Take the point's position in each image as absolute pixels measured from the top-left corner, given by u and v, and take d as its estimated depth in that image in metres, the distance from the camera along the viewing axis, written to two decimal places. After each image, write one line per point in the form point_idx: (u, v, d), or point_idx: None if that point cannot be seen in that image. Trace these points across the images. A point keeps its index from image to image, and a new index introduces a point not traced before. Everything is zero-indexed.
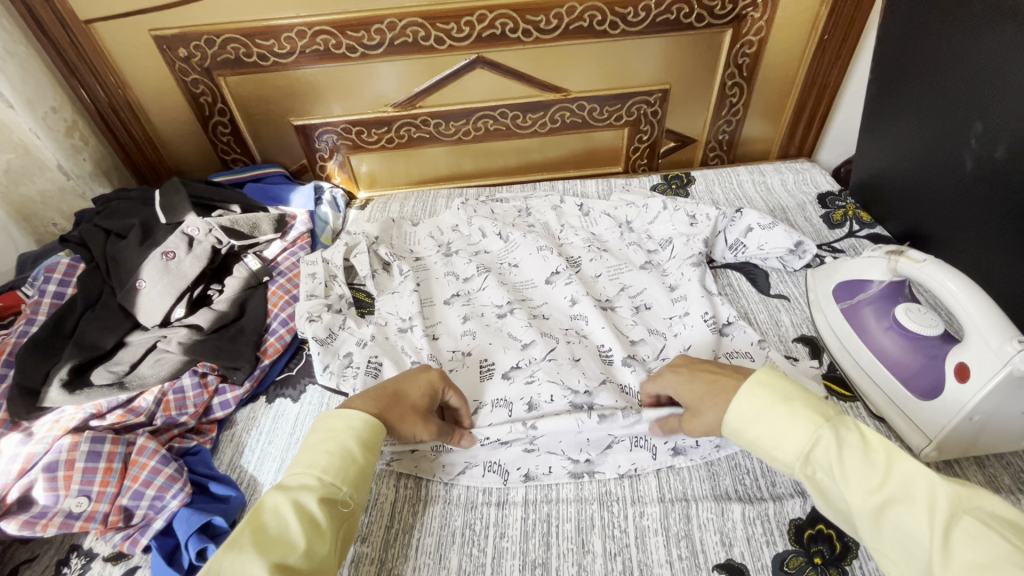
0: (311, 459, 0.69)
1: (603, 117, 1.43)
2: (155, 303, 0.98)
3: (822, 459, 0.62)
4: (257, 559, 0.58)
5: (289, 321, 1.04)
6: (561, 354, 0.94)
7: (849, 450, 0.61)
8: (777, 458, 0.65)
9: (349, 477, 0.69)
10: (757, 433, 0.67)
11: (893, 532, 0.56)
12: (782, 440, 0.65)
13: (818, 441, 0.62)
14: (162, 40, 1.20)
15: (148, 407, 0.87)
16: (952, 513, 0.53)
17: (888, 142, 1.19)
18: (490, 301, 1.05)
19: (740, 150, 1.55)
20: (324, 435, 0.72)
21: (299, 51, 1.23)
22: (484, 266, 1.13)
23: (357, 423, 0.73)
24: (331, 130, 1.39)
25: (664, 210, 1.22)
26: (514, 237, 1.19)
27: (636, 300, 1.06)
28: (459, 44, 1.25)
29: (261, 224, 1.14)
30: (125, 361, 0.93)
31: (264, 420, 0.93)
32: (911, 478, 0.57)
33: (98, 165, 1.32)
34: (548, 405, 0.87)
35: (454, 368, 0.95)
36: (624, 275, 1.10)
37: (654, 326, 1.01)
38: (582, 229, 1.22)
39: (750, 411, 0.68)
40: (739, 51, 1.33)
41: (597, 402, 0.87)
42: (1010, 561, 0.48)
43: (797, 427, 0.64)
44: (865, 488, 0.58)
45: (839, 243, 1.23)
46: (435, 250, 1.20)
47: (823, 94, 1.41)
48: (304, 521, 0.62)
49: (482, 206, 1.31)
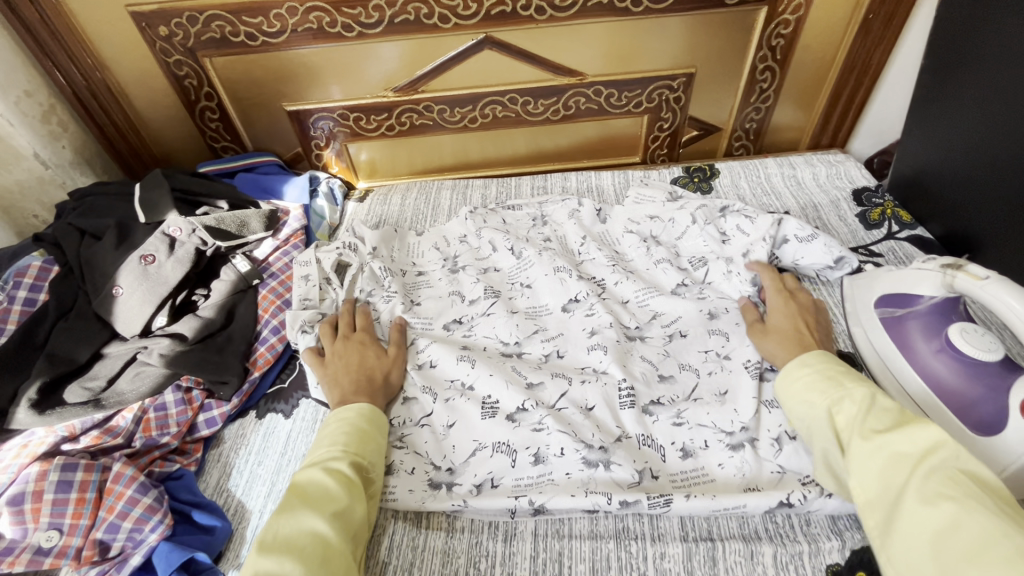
0: (333, 438, 0.77)
1: (621, 103, 1.31)
2: (133, 312, 0.89)
3: (849, 405, 0.68)
4: (314, 515, 0.66)
5: (281, 329, 0.97)
6: (572, 399, 0.87)
7: (878, 408, 0.65)
8: (811, 398, 0.73)
9: (367, 450, 0.77)
10: (803, 376, 0.76)
11: (881, 467, 0.59)
12: (822, 386, 0.73)
13: (853, 392, 0.69)
14: (140, 17, 1.10)
15: (127, 427, 0.80)
16: (940, 464, 0.56)
17: (942, 133, 1.08)
18: (493, 336, 0.98)
19: (769, 139, 1.43)
20: (335, 425, 0.79)
21: (290, 30, 1.13)
22: (492, 289, 1.05)
23: (365, 409, 0.81)
24: (327, 116, 1.29)
25: (696, 224, 1.10)
26: (528, 255, 1.10)
27: (669, 329, 0.97)
28: (465, 22, 1.14)
29: (250, 222, 1.05)
30: (101, 376, 0.85)
31: (254, 439, 0.87)
32: (920, 432, 0.60)
33: (78, 154, 1.22)
34: (557, 459, 0.81)
35: (451, 398, 0.89)
36: (655, 299, 1.01)
37: (685, 360, 0.93)
38: (603, 244, 1.12)
39: (807, 364, 0.77)
40: (774, 31, 1.21)
41: (613, 462, 0.80)
42: (976, 501, 0.51)
43: (845, 380, 0.71)
44: (871, 431, 0.63)
45: (877, 246, 1.13)
46: (444, 264, 1.13)
47: (862, 79, 1.29)
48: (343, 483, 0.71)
49: (491, 214, 1.22)
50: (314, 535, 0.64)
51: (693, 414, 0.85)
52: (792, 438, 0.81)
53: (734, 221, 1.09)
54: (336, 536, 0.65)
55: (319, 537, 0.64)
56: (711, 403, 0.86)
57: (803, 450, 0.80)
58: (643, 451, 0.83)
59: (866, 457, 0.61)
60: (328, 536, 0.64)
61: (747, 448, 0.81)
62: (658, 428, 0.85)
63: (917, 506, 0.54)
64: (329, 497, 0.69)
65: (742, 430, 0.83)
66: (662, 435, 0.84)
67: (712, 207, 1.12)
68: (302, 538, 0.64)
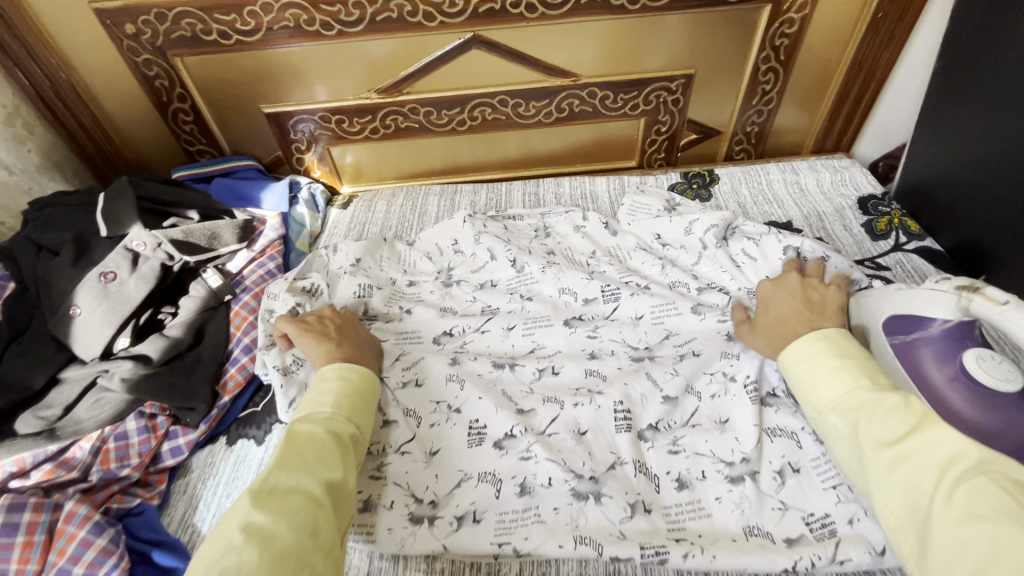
0: (336, 403, 0.74)
1: (617, 105, 1.25)
2: (92, 334, 0.83)
3: (851, 409, 0.63)
4: (309, 478, 0.63)
5: (252, 348, 0.92)
6: (564, 424, 0.81)
7: (882, 410, 0.60)
8: (812, 401, 0.68)
9: (358, 415, 0.75)
10: (797, 373, 0.70)
11: (903, 484, 0.55)
12: (816, 384, 0.68)
13: (854, 394, 0.64)
14: (105, 14, 1.03)
15: (84, 460, 0.75)
16: (964, 474, 0.51)
17: (956, 137, 1.02)
18: (487, 350, 0.94)
19: (771, 143, 1.38)
20: (332, 385, 0.77)
21: (266, 28, 1.06)
22: (490, 306, 1.01)
23: (363, 370, 0.80)
24: (308, 118, 1.22)
25: (708, 247, 1.03)
26: (530, 269, 1.04)
27: (682, 349, 0.91)
28: (452, 20, 1.08)
29: (221, 233, 0.99)
30: (57, 404, 0.80)
31: (223, 468, 0.82)
32: (937, 439, 0.55)
33: (45, 158, 1.15)
34: (544, 489, 0.76)
35: (436, 423, 0.84)
36: (669, 318, 0.96)
37: (692, 382, 0.87)
38: (614, 260, 1.07)
39: (798, 358, 0.71)
40: (778, 31, 1.15)
41: (603, 495, 0.75)
42: (1011, 517, 0.47)
43: (839, 379, 0.66)
44: (882, 441, 0.58)
45: (884, 258, 1.08)
46: (433, 275, 1.08)
47: (869, 81, 1.24)
48: (337, 445, 0.69)
49: (492, 220, 1.15)
50: (307, 497, 0.61)
51: (690, 442, 0.80)
52: (795, 471, 0.76)
53: (740, 245, 1.03)
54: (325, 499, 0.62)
55: (313, 499, 0.61)
56: (709, 431, 0.81)
57: (806, 485, 0.75)
58: (637, 481, 0.77)
59: (885, 472, 0.56)
60: (319, 498, 0.62)
61: (747, 482, 0.76)
62: (655, 457, 0.79)
63: (948, 529, 0.49)
64: (324, 460, 0.66)
65: (742, 461, 0.78)
66: (657, 464, 0.79)
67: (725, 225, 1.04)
68: (296, 497, 0.60)
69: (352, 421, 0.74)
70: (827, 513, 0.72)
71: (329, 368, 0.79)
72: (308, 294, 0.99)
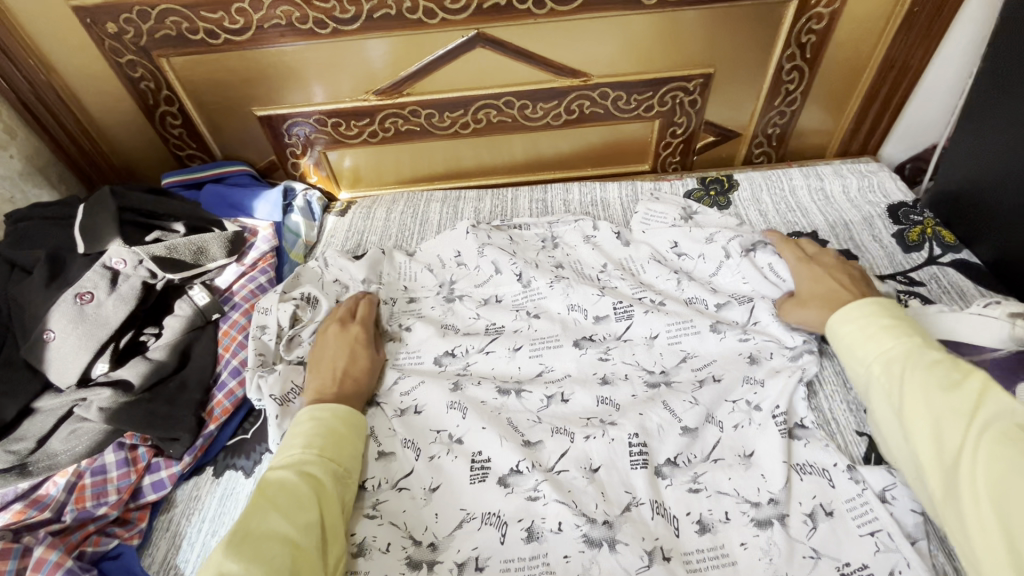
0: (307, 441, 0.71)
1: (631, 107, 1.18)
2: (68, 361, 0.78)
3: (898, 364, 0.63)
4: (284, 523, 0.61)
5: (241, 371, 0.86)
6: (574, 460, 0.75)
7: (927, 364, 0.61)
8: (861, 360, 0.68)
9: (340, 451, 0.72)
10: (847, 331, 0.71)
11: (933, 427, 0.57)
12: (871, 341, 0.67)
13: (907, 350, 0.64)
14: (84, 12, 0.97)
15: (57, 498, 0.70)
16: (999, 422, 0.52)
17: (1007, 145, 0.92)
18: (491, 373, 0.88)
19: (792, 145, 1.30)
20: (307, 424, 0.74)
21: (256, 26, 1.00)
22: (494, 323, 0.94)
23: (340, 409, 0.76)
24: (303, 121, 1.16)
25: (732, 256, 0.95)
26: (537, 284, 0.97)
27: (701, 374, 0.85)
28: (454, 17, 1.01)
29: (209, 247, 0.94)
30: (30, 436, 0.74)
31: (209, 503, 0.77)
32: (979, 392, 0.56)
33: (28, 162, 1.08)
34: (554, 535, 0.70)
35: (438, 455, 0.78)
36: (688, 338, 0.88)
37: (713, 411, 0.80)
38: (628, 273, 0.99)
39: (853, 319, 0.71)
40: (805, 26, 1.07)
41: (618, 542, 0.68)
42: None
43: (888, 336, 0.67)
44: (924, 392, 0.59)
45: (917, 273, 1.00)
46: (434, 289, 1.01)
47: (900, 81, 1.16)
48: (312, 486, 0.66)
49: (495, 231, 1.08)
50: (284, 541, 0.60)
51: (712, 480, 0.74)
52: (828, 514, 0.71)
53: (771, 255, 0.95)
54: (304, 542, 0.61)
55: (290, 544, 0.60)
56: (733, 467, 0.75)
57: (840, 530, 0.69)
58: (655, 524, 0.70)
59: (920, 420, 0.58)
60: (296, 541, 0.61)
61: (776, 526, 0.70)
62: (673, 496, 0.73)
63: (978, 471, 0.52)
64: (300, 504, 0.64)
65: (770, 502, 0.71)
66: (676, 504, 0.73)
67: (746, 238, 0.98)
68: (270, 545, 0.59)
69: (333, 459, 0.71)
70: (865, 563, 0.66)
71: (302, 412, 0.75)
72: (304, 303, 0.92)
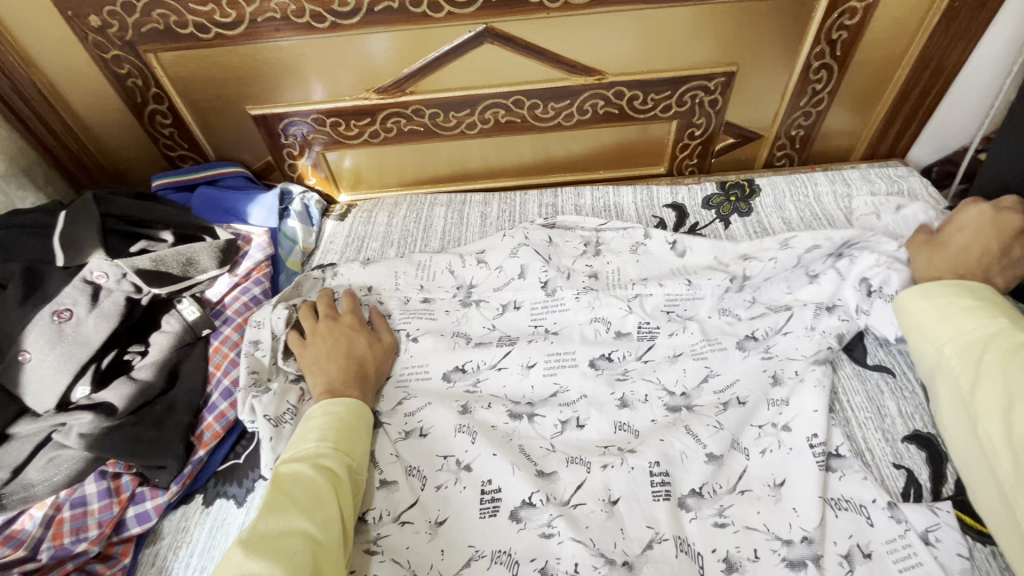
0: (323, 433, 0.67)
1: (647, 106, 1.11)
2: (46, 383, 0.73)
3: (977, 346, 0.65)
4: (304, 520, 0.57)
5: (233, 392, 0.81)
6: (591, 492, 0.70)
7: (1003, 345, 0.63)
8: (934, 340, 0.70)
9: (354, 447, 0.68)
10: (921, 310, 0.73)
11: (1006, 407, 0.58)
12: (948, 321, 0.69)
13: (985, 332, 0.66)
14: (64, 4, 0.91)
15: (32, 535, 0.66)
16: None
17: None
18: (502, 393, 0.82)
19: (817, 147, 1.22)
20: (322, 417, 0.70)
21: (248, 19, 0.93)
22: (507, 335, 0.88)
23: (351, 402, 0.72)
24: (301, 121, 1.10)
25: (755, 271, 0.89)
26: (557, 296, 0.91)
27: (723, 397, 0.79)
28: (461, 11, 0.94)
29: (198, 258, 0.88)
30: (6, 465, 0.69)
31: (197, 535, 0.72)
32: None
33: (11, 163, 1.03)
34: None
35: (445, 485, 0.73)
36: (713, 356, 0.82)
37: (738, 437, 0.75)
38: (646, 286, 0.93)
39: (930, 299, 0.73)
40: (836, 22, 1.00)
41: None
42: None
43: (966, 317, 0.68)
44: (1001, 373, 0.60)
45: None
46: (450, 291, 0.94)
47: (933, 82, 1.08)
48: (330, 482, 0.62)
49: (539, 228, 1.01)
50: (305, 539, 0.56)
51: (740, 514, 0.69)
52: (866, 555, 0.65)
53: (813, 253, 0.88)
54: (325, 539, 0.57)
55: (312, 543, 0.56)
56: (763, 501, 0.70)
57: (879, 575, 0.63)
58: (681, 562, 0.65)
59: (995, 400, 0.60)
60: (318, 539, 0.57)
61: (810, 568, 0.64)
62: (699, 532, 0.68)
63: None
64: (320, 499, 0.60)
65: (803, 541, 0.66)
66: (701, 540, 0.67)
67: (831, 243, 0.89)
68: (292, 541, 0.55)
69: (348, 454, 0.67)
70: None
71: (315, 407, 0.71)
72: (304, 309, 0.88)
